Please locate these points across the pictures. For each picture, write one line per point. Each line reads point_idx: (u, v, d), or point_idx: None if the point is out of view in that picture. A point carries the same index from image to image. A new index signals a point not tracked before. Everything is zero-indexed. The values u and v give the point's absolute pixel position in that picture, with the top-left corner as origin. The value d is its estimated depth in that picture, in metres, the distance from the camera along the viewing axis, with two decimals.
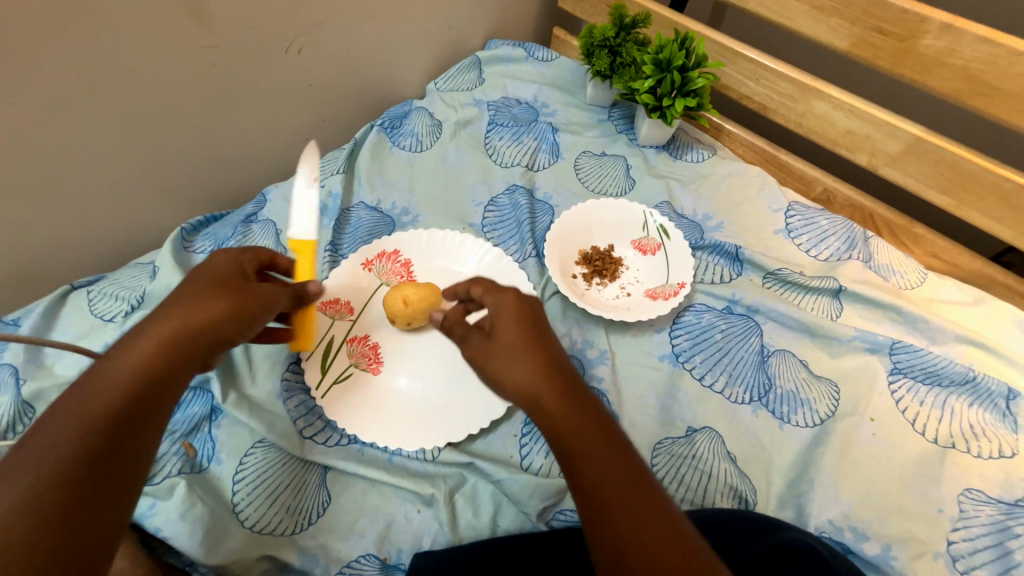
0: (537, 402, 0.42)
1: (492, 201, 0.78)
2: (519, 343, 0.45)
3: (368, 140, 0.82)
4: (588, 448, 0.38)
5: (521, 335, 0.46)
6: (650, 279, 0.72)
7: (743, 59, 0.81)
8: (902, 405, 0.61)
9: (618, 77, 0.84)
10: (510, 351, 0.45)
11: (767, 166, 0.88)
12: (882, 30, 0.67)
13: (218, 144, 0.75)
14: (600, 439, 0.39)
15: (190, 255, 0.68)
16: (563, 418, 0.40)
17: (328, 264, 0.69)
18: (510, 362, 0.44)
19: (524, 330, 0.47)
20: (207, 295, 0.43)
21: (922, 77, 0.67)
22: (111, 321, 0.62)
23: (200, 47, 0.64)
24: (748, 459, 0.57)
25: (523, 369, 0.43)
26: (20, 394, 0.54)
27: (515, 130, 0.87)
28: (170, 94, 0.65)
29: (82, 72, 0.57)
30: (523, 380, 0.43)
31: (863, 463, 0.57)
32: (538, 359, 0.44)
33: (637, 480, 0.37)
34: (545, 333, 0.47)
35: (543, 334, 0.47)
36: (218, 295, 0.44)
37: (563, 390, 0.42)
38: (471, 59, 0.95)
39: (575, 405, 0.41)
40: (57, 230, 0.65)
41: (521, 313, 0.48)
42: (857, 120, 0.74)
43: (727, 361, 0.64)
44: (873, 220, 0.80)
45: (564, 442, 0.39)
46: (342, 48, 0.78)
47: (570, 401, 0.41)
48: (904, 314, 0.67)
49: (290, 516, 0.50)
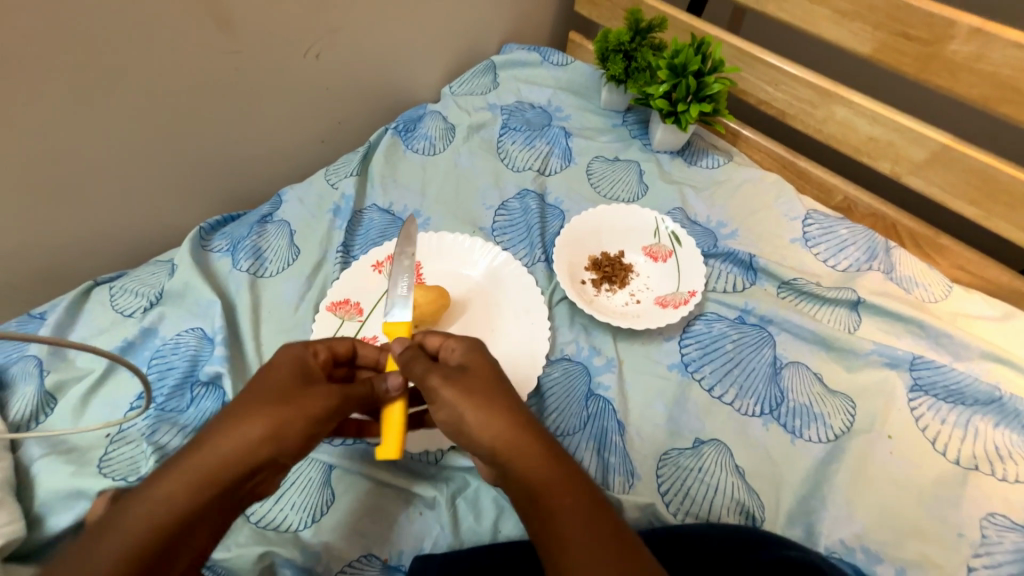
0: (514, 458, 0.41)
1: (503, 205, 0.78)
2: (496, 389, 0.44)
3: (382, 143, 0.83)
4: (566, 499, 0.39)
5: (495, 378, 0.45)
6: (660, 287, 0.71)
7: (762, 63, 0.79)
8: (921, 423, 0.59)
9: (633, 82, 0.84)
10: (489, 396, 0.43)
11: (785, 173, 0.86)
12: (906, 35, 0.65)
13: (238, 146, 0.77)
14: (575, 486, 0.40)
15: (207, 254, 0.70)
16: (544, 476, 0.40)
17: (339, 265, 0.70)
18: (487, 407, 0.42)
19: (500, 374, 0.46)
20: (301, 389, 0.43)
21: (949, 83, 0.65)
22: (131, 316, 0.64)
23: (222, 52, 0.66)
24: (758, 473, 0.56)
25: (501, 415, 0.42)
26: (43, 385, 0.57)
27: (528, 134, 0.87)
28: (192, 97, 0.67)
29: (110, 76, 0.59)
30: (500, 429, 0.41)
31: (879, 482, 0.55)
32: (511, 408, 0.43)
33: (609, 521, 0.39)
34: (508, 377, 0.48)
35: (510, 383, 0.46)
36: (300, 398, 0.42)
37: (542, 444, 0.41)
38: (486, 63, 0.95)
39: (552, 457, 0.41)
40: (83, 227, 0.68)
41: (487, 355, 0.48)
42: (880, 127, 0.72)
43: (737, 372, 0.63)
44: (895, 230, 0.78)
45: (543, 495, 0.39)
46: (358, 53, 0.80)
47: (551, 455, 0.41)
48: (926, 328, 0.64)
49: (296, 513, 0.51)
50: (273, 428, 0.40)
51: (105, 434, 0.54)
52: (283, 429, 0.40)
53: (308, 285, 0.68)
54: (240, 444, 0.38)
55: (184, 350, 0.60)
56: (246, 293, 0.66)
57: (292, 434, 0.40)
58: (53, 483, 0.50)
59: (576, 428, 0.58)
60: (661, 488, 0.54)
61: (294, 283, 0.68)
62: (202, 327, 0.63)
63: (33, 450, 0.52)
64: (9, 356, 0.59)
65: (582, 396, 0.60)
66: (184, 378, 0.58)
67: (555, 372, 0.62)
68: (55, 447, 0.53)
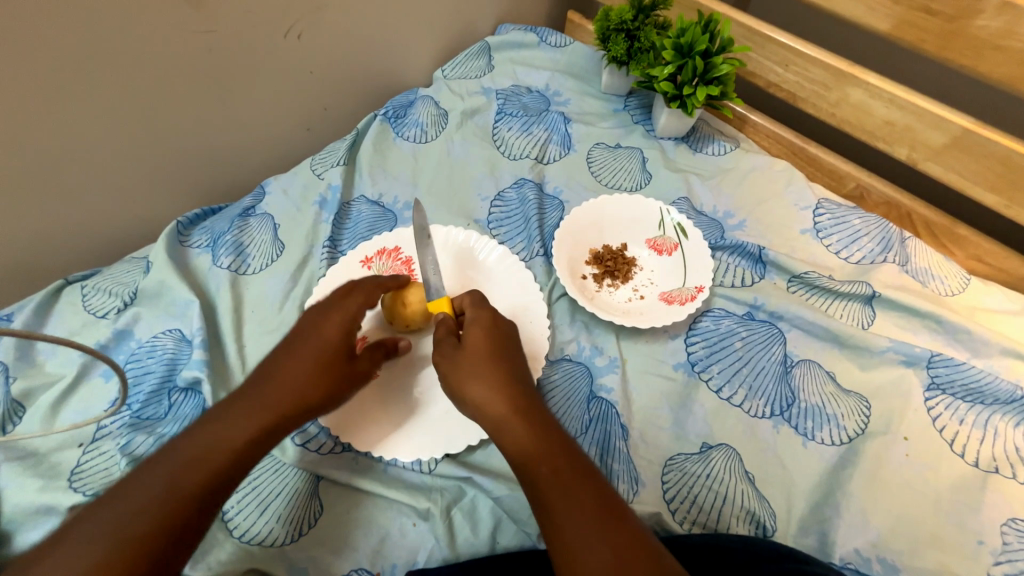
0: (504, 422, 0.43)
1: (499, 196, 0.74)
2: (490, 358, 0.47)
3: (371, 130, 0.79)
4: (551, 458, 0.41)
5: (493, 348, 0.48)
6: (664, 281, 0.68)
7: (772, 43, 0.74)
8: (939, 424, 0.56)
9: (636, 64, 0.79)
10: (483, 365, 0.47)
11: (795, 160, 0.82)
12: (930, 10, 0.61)
13: (216, 135, 0.72)
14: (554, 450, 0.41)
15: (186, 250, 0.66)
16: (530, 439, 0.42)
17: (326, 261, 0.66)
18: (478, 375, 0.46)
19: (497, 347, 0.48)
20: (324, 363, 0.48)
21: (974, 62, 0.60)
22: (104, 318, 0.60)
23: (193, 32, 0.61)
24: (768, 479, 0.53)
25: (493, 383, 0.45)
26: (9, 392, 0.53)
27: (525, 120, 0.83)
28: (164, 82, 0.63)
29: (70, 59, 0.55)
30: (489, 394, 0.45)
31: (895, 487, 0.52)
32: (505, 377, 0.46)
33: (587, 487, 0.39)
34: (512, 349, 0.50)
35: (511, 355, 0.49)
36: (324, 361, 0.48)
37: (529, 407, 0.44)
38: (481, 45, 0.90)
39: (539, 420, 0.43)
40: (51, 223, 0.64)
41: (494, 326, 0.51)
42: (897, 110, 0.68)
43: (746, 371, 0.59)
44: (910, 220, 0.74)
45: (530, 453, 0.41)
46: (343, 34, 0.75)
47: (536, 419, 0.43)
48: (943, 324, 0.61)
49: (282, 526, 0.48)
50: (328, 381, 0.47)
51: (77, 444, 0.51)
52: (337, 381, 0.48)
53: (293, 282, 0.64)
54: (305, 390, 0.46)
55: (161, 354, 0.57)
56: (227, 292, 0.62)
57: (342, 382, 0.49)
58: (21, 498, 0.47)
59: (578, 433, 0.55)
60: (667, 496, 0.52)
61: (278, 281, 0.64)
62: (180, 329, 0.59)
63: None
64: None
65: (583, 399, 0.57)
66: (161, 384, 0.55)
67: (555, 373, 0.59)
68: (22, 459, 0.49)
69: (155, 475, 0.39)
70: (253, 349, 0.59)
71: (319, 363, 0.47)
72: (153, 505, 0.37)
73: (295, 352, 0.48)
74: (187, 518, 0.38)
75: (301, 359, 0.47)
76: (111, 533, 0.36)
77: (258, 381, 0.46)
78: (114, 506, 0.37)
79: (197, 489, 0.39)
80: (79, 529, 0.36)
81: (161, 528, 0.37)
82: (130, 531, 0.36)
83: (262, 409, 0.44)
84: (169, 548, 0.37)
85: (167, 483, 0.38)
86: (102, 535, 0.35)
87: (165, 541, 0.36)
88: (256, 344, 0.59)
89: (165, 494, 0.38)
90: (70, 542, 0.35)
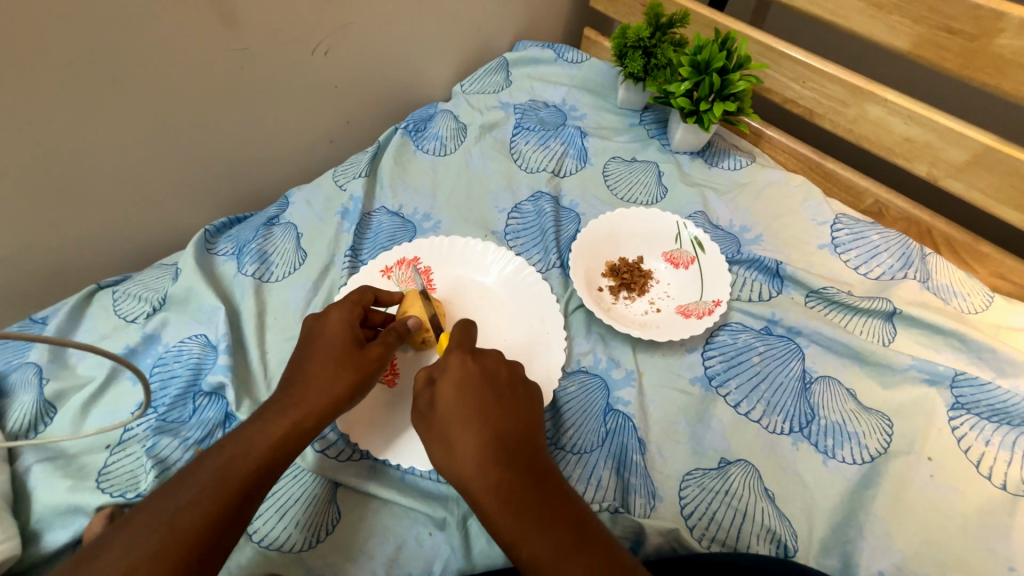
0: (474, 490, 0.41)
1: (516, 208, 0.75)
2: (461, 413, 0.44)
3: (392, 143, 0.81)
4: (529, 536, 0.39)
5: (465, 400, 0.45)
6: (681, 295, 0.68)
7: (789, 60, 0.75)
8: (964, 444, 0.55)
9: (652, 80, 0.80)
10: (453, 424, 0.44)
11: (812, 175, 0.82)
12: (949, 29, 0.61)
13: (244, 147, 0.75)
14: (530, 524, 0.39)
15: (213, 257, 0.68)
16: (502, 515, 0.40)
17: (347, 270, 0.67)
18: (449, 436, 0.44)
19: (464, 398, 0.45)
20: (346, 349, 0.50)
21: (996, 80, 0.60)
22: (133, 322, 0.62)
23: (227, 50, 0.64)
24: (786, 497, 0.53)
25: (464, 445, 0.43)
26: (42, 394, 0.55)
27: (542, 134, 0.84)
28: (198, 97, 0.65)
29: (114, 76, 0.57)
30: (461, 457, 0.43)
31: (918, 507, 0.51)
32: (472, 439, 0.43)
33: (575, 562, 0.37)
34: (489, 392, 0.46)
35: (480, 405, 0.45)
36: (347, 351, 0.50)
37: (497, 475, 0.41)
38: (499, 61, 0.92)
39: (508, 489, 0.40)
40: (86, 230, 0.66)
41: (468, 369, 0.47)
42: (917, 127, 0.68)
43: (765, 387, 0.59)
44: (930, 235, 0.74)
45: (506, 530, 0.40)
46: (368, 51, 0.77)
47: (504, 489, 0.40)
48: (967, 342, 0.60)
49: (300, 531, 0.49)
50: (351, 383, 0.49)
51: (106, 445, 0.53)
52: (357, 384, 0.49)
53: (315, 291, 0.66)
54: (333, 394, 0.48)
55: (187, 358, 0.58)
56: (251, 299, 0.64)
57: (362, 387, 0.50)
58: (50, 497, 0.48)
59: (594, 446, 0.55)
60: (684, 511, 0.51)
61: (300, 288, 0.65)
62: (205, 334, 0.61)
63: (32, 461, 0.51)
64: (10, 363, 0.57)
65: (599, 411, 0.57)
66: (187, 388, 0.56)
67: (571, 385, 0.59)
68: (52, 459, 0.51)
69: (204, 473, 0.40)
70: (275, 355, 0.60)
71: (341, 363, 0.49)
72: (203, 498, 0.38)
73: (316, 352, 0.50)
74: (234, 512, 0.39)
75: (327, 363, 0.49)
76: (166, 526, 0.37)
77: (290, 389, 0.48)
78: (169, 494, 0.39)
79: (242, 484, 0.40)
80: (134, 522, 0.37)
81: (210, 519, 0.38)
82: (182, 523, 0.37)
83: (297, 412, 0.46)
84: (217, 541, 0.38)
85: (215, 477, 0.40)
86: (158, 527, 0.36)
87: (212, 532, 0.37)
88: (277, 349, 0.60)
89: (214, 487, 0.39)
90: (127, 536, 0.36)
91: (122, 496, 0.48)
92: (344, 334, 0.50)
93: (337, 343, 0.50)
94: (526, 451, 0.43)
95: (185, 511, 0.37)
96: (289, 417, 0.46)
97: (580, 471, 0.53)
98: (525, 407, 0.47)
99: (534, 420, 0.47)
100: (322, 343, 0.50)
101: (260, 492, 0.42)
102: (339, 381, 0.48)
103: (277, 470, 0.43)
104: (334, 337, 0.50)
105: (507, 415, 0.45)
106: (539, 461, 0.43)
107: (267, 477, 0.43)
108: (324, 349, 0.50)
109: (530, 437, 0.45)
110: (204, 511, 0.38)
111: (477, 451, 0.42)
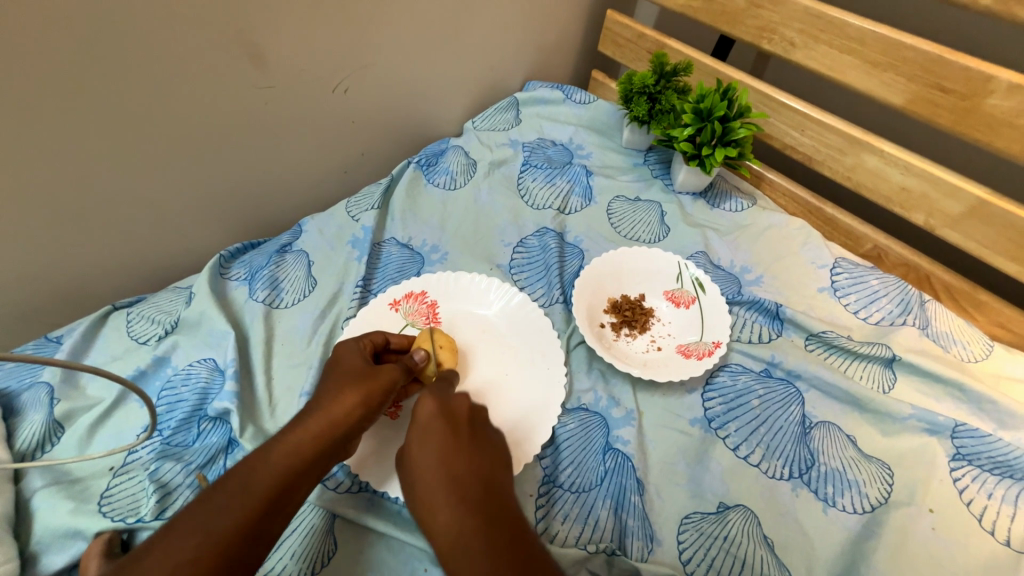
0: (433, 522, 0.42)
1: (521, 242, 0.77)
2: (422, 456, 0.47)
3: (404, 176, 0.84)
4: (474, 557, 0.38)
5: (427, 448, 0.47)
6: (682, 334, 0.69)
7: (787, 109, 0.78)
8: (965, 496, 0.54)
9: (656, 124, 0.84)
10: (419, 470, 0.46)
11: (812, 219, 0.84)
12: (941, 87, 0.64)
13: (262, 177, 0.78)
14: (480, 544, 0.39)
15: (226, 282, 0.70)
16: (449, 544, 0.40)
17: (358, 300, 0.69)
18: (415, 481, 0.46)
19: (424, 440, 0.48)
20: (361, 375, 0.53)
21: (987, 137, 0.62)
22: (145, 344, 0.64)
23: (253, 87, 0.68)
24: (787, 545, 0.52)
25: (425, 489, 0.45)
26: (52, 413, 0.56)
27: (549, 171, 0.87)
28: (220, 129, 0.69)
29: (148, 111, 0.61)
30: (424, 497, 0.44)
31: (921, 562, 0.51)
32: (434, 480, 0.44)
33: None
34: (448, 430, 0.48)
35: (442, 443, 0.47)
36: (364, 373, 0.53)
37: (457, 501, 0.42)
38: (510, 100, 0.97)
39: (463, 513, 0.41)
40: (107, 252, 0.69)
41: (431, 416, 0.49)
42: (913, 177, 0.70)
43: (764, 430, 0.59)
44: (930, 283, 0.75)
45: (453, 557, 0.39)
46: (385, 88, 0.82)
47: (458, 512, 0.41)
48: (967, 392, 0.60)
49: (295, 563, 0.48)
50: (364, 399, 0.52)
51: (109, 467, 0.53)
52: (367, 402, 0.52)
53: (324, 319, 0.67)
54: (347, 408, 0.50)
55: (195, 382, 0.60)
56: (261, 325, 0.65)
57: (375, 407, 0.52)
58: (53, 520, 0.49)
59: (593, 485, 0.55)
60: (682, 556, 0.51)
61: (308, 316, 0.67)
62: (214, 358, 0.62)
63: (36, 482, 0.51)
64: (23, 381, 0.59)
65: (598, 450, 0.58)
66: (193, 412, 0.57)
67: (570, 422, 0.60)
68: (56, 481, 0.51)
69: (232, 481, 0.43)
70: (281, 382, 0.61)
71: (354, 381, 0.52)
72: (233, 507, 0.42)
73: (334, 374, 0.54)
74: (261, 522, 0.42)
75: (342, 379, 0.53)
76: (204, 530, 0.40)
77: (310, 404, 0.51)
78: (200, 509, 0.41)
79: (269, 492, 0.44)
80: (176, 526, 0.40)
81: (239, 525, 0.41)
82: (217, 531, 0.40)
83: (316, 422, 0.49)
84: (246, 545, 0.41)
85: (241, 487, 0.43)
86: (196, 531, 0.40)
87: (240, 541, 0.41)
88: (284, 376, 0.62)
89: (243, 495, 0.43)
90: (166, 541, 0.39)
91: (121, 521, 0.49)
92: (355, 363, 0.54)
93: (351, 363, 0.54)
94: (479, 486, 0.44)
95: (219, 519, 0.41)
96: (310, 428, 0.49)
97: (578, 511, 0.53)
98: (486, 455, 0.48)
99: (498, 469, 0.47)
100: (341, 365, 0.54)
101: (286, 503, 0.45)
102: (354, 399, 0.51)
103: (295, 482, 0.46)
104: (351, 363, 0.54)
105: (469, 458, 0.46)
106: (497, 504, 0.43)
107: (290, 487, 0.45)
108: (342, 371, 0.54)
109: (493, 480, 0.45)
110: (238, 520, 0.41)
111: (435, 492, 0.44)
